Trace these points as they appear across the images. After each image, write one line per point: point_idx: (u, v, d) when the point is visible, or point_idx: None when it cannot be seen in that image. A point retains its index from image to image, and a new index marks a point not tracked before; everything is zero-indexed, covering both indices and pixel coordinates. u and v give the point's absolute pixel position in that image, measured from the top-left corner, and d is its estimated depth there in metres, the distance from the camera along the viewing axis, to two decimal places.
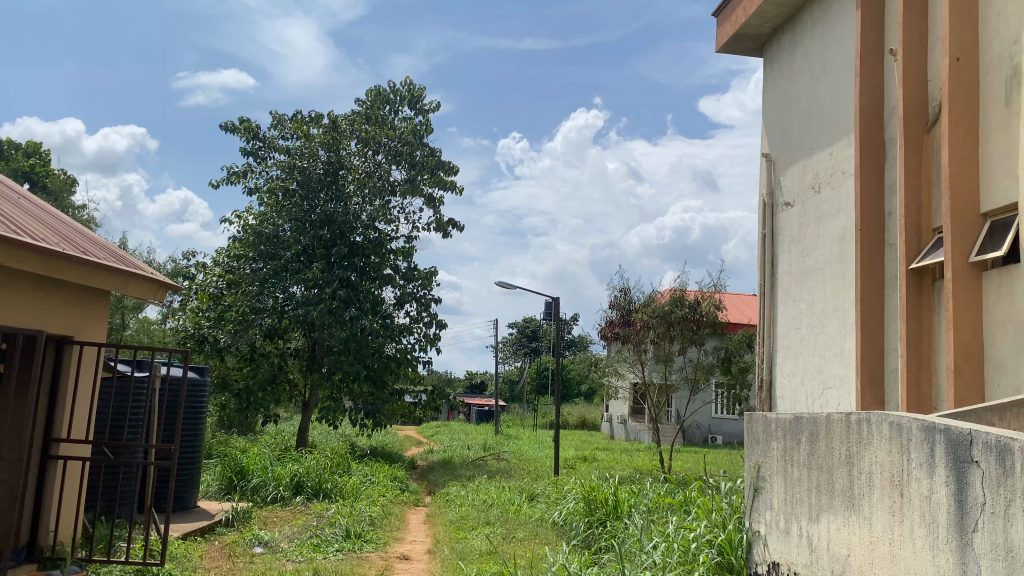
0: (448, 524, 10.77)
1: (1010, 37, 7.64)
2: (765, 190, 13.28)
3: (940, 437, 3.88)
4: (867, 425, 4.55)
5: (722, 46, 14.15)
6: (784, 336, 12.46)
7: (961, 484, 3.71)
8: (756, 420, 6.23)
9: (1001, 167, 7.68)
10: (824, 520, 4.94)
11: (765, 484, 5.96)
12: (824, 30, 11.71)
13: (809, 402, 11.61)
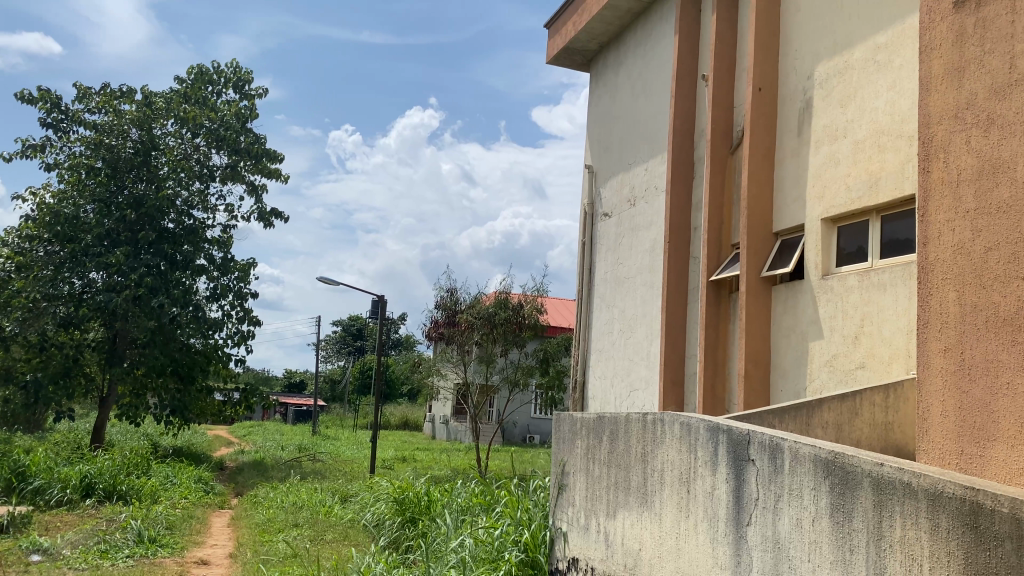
0: (254, 526, 10.39)
1: (804, 73, 8.38)
2: (586, 200, 13.79)
3: (722, 438, 4.17)
4: (661, 425, 4.80)
5: (552, 57, 14.55)
6: (598, 341, 12.98)
7: (738, 481, 4.01)
8: (564, 419, 6.42)
9: (792, 190, 8.38)
10: (621, 516, 5.17)
11: (568, 481, 6.17)
12: (646, 51, 12.33)
13: (617, 404, 12.15)
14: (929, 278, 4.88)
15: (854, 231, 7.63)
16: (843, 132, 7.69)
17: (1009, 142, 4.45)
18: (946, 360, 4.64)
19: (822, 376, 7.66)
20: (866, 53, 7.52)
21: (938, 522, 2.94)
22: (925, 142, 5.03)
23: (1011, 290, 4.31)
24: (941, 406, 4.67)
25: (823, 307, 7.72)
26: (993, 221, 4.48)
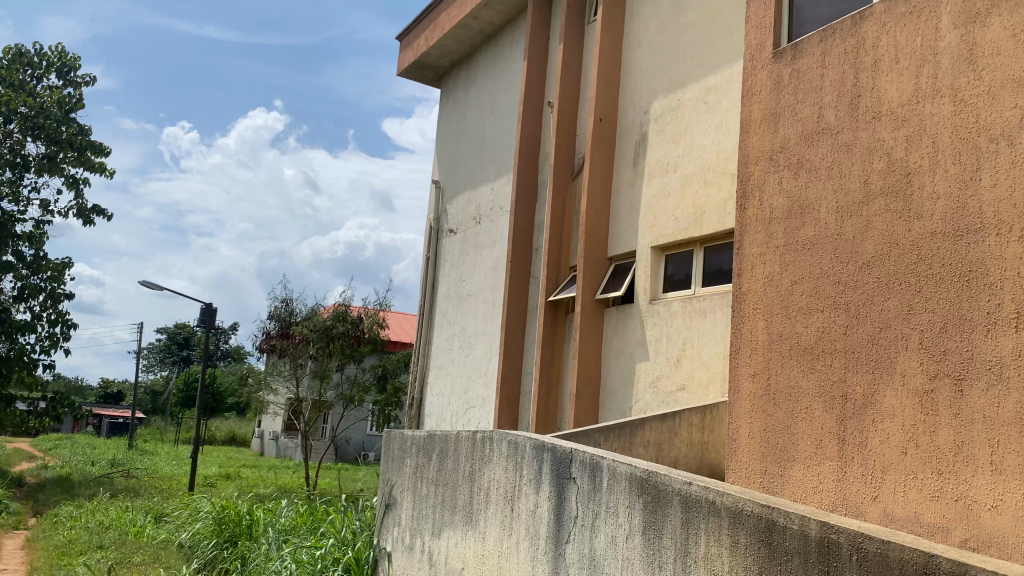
0: (52, 548, 9.55)
1: (641, 108, 8.78)
2: (431, 215, 13.78)
3: (547, 456, 4.24)
4: (489, 443, 4.83)
5: (402, 70, 14.50)
6: (436, 357, 12.96)
7: (560, 498, 4.09)
8: (394, 436, 6.35)
9: (626, 218, 8.74)
10: (446, 535, 5.15)
11: (395, 500, 6.09)
12: (496, 73, 12.53)
13: (453, 421, 12.16)
14: (742, 307, 5.20)
15: (680, 259, 8.04)
16: (675, 166, 8.09)
17: (814, 185, 4.85)
18: (754, 385, 4.98)
19: (646, 397, 7.99)
20: (697, 93, 7.98)
21: (738, 539, 3.12)
22: (743, 180, 5.38)
23: (812, 321, 4.69)
24: (748, 428, 4.98)
25: (650, 331, 8.07)
26: (799, 257, 4.86)
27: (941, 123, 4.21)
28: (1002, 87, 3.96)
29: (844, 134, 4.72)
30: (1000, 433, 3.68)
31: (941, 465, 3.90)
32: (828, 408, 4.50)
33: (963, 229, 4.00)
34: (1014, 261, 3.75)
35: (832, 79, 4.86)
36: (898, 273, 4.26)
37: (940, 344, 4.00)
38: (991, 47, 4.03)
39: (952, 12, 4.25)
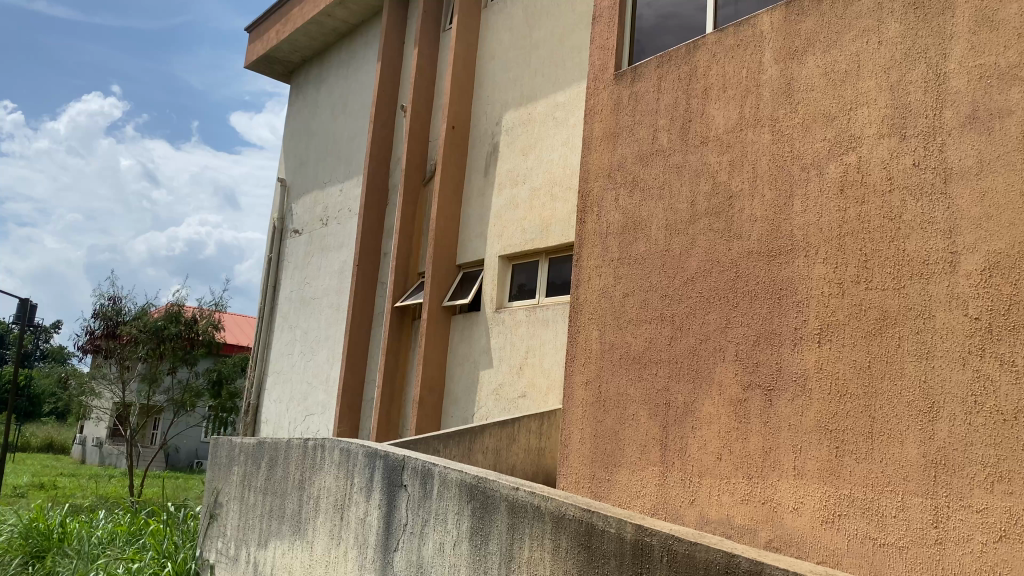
0: None
1: (493, 118, 8.90)
2: (276, 215, 13.36)
3: (379, 463, 4.20)
4: (320, 450, 4.72)
5: (250, 63, 13.99)
6: (276, 361, 12.55)
7: (390, 506, 4.05)
8: (221, 443, 6.09)
9: (475, 227, 8.83)
10: (272, 545, 4.98)
11: (220, 510, 5.84)
12: (349, 73, 12.34)
13: (291, 427, 11.81)
14: (577, 318, 5.36)
15: (525, 269, 8.20)
16: (523, 177, 8.24)
17: (648, 203, 5.07)
18: (586, 393, 5.13)
19: (488, 404, 8.07)
20: (546, 108, 8.17)
21: (559, 543, 3.20)
22: (583, 195, 5.55)
23: (641, 332, 4.89)
24: (580, 434, 5.13)
25: (493, 339, 8.17)
26: (630, 270, 5.06)
27: (760, 151, 4.52)
28: (814, 120, 4.30)
29: (676, 156, 4.97)
30: (802, 440, 4.00)
31: (751, 469, 4.18)
32: (653, 415, 4.71)
33: (776, 250, 4.32)
34: (820, 281, 4.09)
35: (666, 103, 5.11)
36: (718, 288, 4.53)
37: (754, 356, 4.29)
38: (806, 83, 4.37)
39: (773, 47, 4.57)
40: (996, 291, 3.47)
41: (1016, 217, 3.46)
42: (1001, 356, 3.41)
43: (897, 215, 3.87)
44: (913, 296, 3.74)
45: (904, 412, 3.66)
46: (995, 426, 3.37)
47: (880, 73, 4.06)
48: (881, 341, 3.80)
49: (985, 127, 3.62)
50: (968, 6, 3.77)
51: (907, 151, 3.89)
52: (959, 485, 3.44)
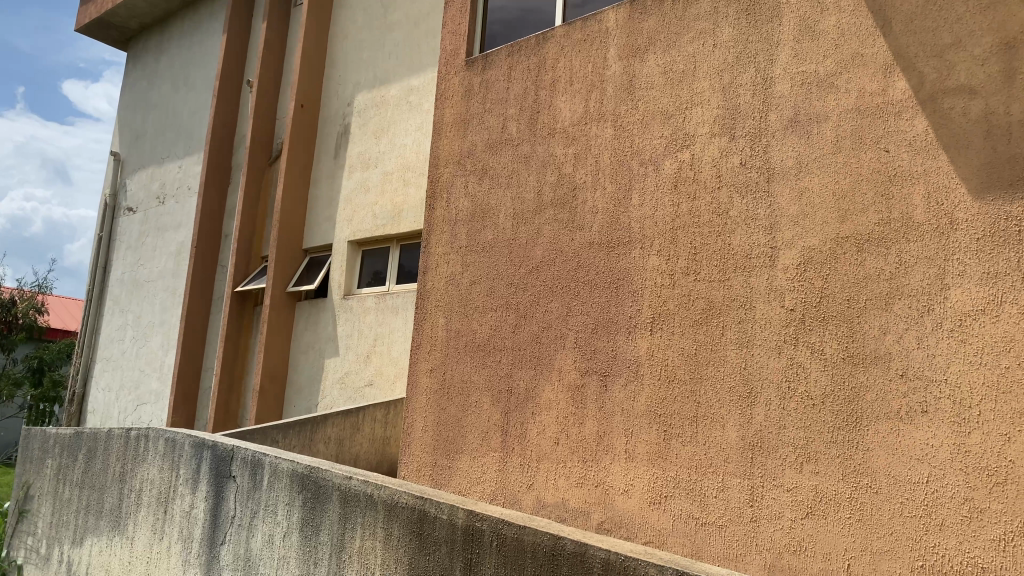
0: None
1: (345, 99, 8.70)
2: (108, 191, 12.51)
3: (206, 454, 4.00)
4: (144, 440, 4.45)
5: (82, 26, 13.00)
6: (106, 348, 11.79)
7: (217, 498, 3.88)
8: (33, 434, 5.63)
9: (324, 211, 8.61)
10: (88, 542, 4.67)
11: (30, 507, 5.42)
12: (193, 44, 11.71)
13: (121, 418, 11.13)
14: (424, 305, 5.31)
15: (375, 256, 8.08)
16: (374, 161, 8.10)
17: (496, 191, 5.09)
18: (430, 380, 5.11)
19: (333, 392, 7.91)
20: (400, 92, 8.06)
21: (391, 531, 3.16)
22: (433, 181, 5.51)
23: (486, 319, 4.91)
24: (422, 422, 5.10)
25: (340, 326, 8.00)
26: (477, 258, 5.07)
27: (603, 144, 4.63)
28: (653, 117, 4.44)
29: (524, 146, 5.01)
30: (634, 424, 4.14)
31: (585, 453, 4.29)
32: (494, 402, 4.75)
33: (615, 242, 4.44)
34: (654, 272, 4.25)
35: (515, 92, 5.14)
36: (561, 278, 4.61)
37: (592, 343, 4.40)
38: (647, 81, 4.51)
39: (618, 44, 4.68)
40: (809, 284, 3.72)
41: (828, 216, 3.72)
42: (812, 344, 3.66)
43: (724, 210, 4.07)
44: (736, 288, 3.95)
45: (726, 397, 3.87)
46: (805, 409, 3.62)
47: (713, 75, 4.24)
48: (707, 330, 4.00)
49: (805, 130, 3.87)
50: (793, 16, 4.01)
51: (735, 150, 4.09)
52: (772, 465, 3.67)
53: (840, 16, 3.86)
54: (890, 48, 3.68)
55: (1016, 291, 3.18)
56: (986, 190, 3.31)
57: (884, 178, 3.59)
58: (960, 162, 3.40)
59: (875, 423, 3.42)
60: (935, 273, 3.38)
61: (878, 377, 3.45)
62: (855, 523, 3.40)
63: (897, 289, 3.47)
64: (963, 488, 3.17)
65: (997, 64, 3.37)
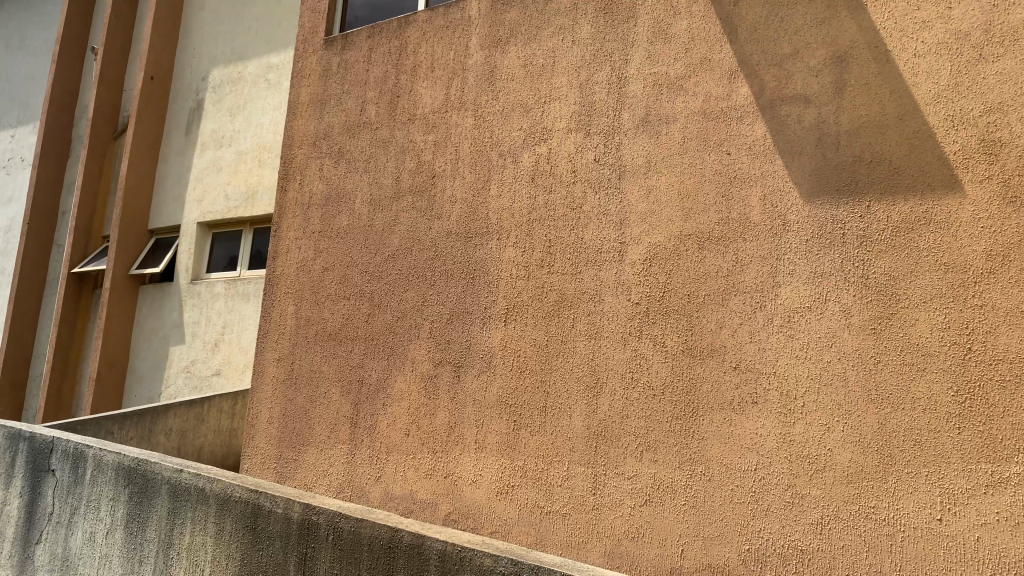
0: None
1: (199, 74, 8.30)
2: None
3: (23, 445, 3.73)
4: None
5: None
6: None
7: (33, 494, 3.62)
8: None
9: (173, 190, 8.19)
10: None
11: None
12: (30, 3, 10.84)
13: None
14: (273, 291, 5.13)
15: (228, 239, 7.76)
16: (228, 140, 7.76)
17: (352, 176, 4.97)
18: (278, 369, 4.95)
19: (178, 382, 7.55)
20: (257, 69, 7.75)
21: (223, 526, 3.02)
22: (286, 162, 5.32)
23: (338, 308, 4.79)
24: (268, 413, 4.93)
25: (187, 312, 7.63)
26: (331, 244, 4.94)
27: (463, 133, 4.59)
28: (512, 109, 4.45)
29: (383, 131, 4.92)
30: (484, 415, 4.14)
31: (435, 444, 4.26)
32: (344, 392, 4.64)
33: (472, 232, 4.42)
34: (509, 264, 4.26)
35: (375, 75, 5.04)
36: (416, 267, 4.56)
37: (445, 334, 4.37)
38: (507, 73, 4.51)
39: (479, 33, 4.66)
40: (654, 279, 3.83)
41: (673, 214, 3.85)
42: (654, 337, 3.78)
43: (578, 205, 4.13)
44: (586, 281, 4.02)
45: (573, 387, 3.94)
46: (646, 400, 3.74)
47: (571, 70, 4.29)
48: (558, 322, 4.05)
49: (655, 130, 3.98)
50: (648, 18, 4.11)
51: (589, 146, 4.16)
52: (615, 454, 3.76)
53: (692, 21, 3.98)
54: (735, 54, 3.83)
55: (839, 289, 3.39)
56: (816, 194, 3.52)
57: (726, 180, 3.74)
58: (793, 167, 3.59)
59: (710, 413, 3.57)
60: (767, 271, 3.56)
61: (714, 369, 3.60)
62: (689, 510, 3.53)
63: (733, 286, 3.62)
64: (786, 475, 3.36)
65: (830, 77, 3.58)
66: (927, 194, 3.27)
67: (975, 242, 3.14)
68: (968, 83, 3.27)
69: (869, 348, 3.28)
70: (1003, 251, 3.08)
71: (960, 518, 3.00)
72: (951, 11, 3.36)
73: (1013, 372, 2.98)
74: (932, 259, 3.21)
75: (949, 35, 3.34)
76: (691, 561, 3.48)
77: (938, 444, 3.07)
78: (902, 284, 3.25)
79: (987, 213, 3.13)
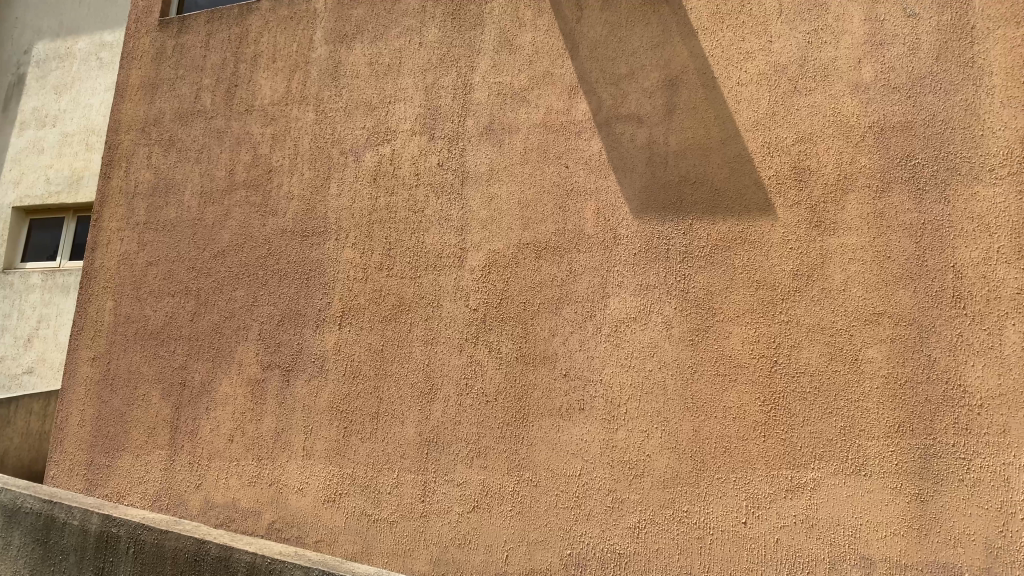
0: None
1: (21, 46, 7.66)
2: None
3: None
4: None
5: None
6: None
7: None
8: None
9: None
10: None
11: None
12: None
13: None
14: (91, 285, 4.80)
15: (48, 227, 7.20)
16: (52, 119, 7.20)
17: (183, 165, 4.72)
18: (92, 369, 4.62)
19: None
20: (88, 46, 7.23)
21: (13, 540, 2.95)
22: (111, 148, 4.99)
23: (161, 305, 4.53)
24: (79, 415, 4.60)
25: None
26: (156, 237, 4.67)
27: (303, 129, 4.46)
28: (355, 107, 4.36)
29: (217, 120, 4.70)
30: (314, 421, 4.03)
31: (260, 451, 4.10)
32: (164, 395, 4.39)
33: (309, 231, 4.30)
34: (346, 265, 4.17)
35: (213, 62, 4.81)
36: (248, 265, 4.38)
37: (275, 336, 4.23)
38: (351, 69, 4.42)
39: (325, 27, 4.54)
40: (492, 286, 3.85)
41: (512, 222, 3.88)
42: (490, 343, 3.80)
43: (419, 208, 4.09)
44: (425, 286, 3.99)
45: (406, 393, 3.90)
46: (478, 406, 3.75)
47: (417, 72, 4.26)
48: (394, 326, 4.00)
49: (498, 138, 4.01)
50: (494, 27, 4.15)
51: (433, 150, 4.14)
52: (445, 461, 3.75)
53: (536, 34, 4.05)
54: (576, 70, 3.93)
55: (661, 301, 3.53)
56: (646, 211, 3.65)
57: (562, 192, 3.82)
58: (625, 183, 3.71)
59: (539, 419, 3.63)
60: (598, 283, 3.65)
61: (545, 376, 3.66)
62: (515, 516, 3.57)
63: (567, 295, 3.70)
64: (608, 480, 3.45)
65: (661, 98, 3.74)
66: (744, 216, 3.46)
67: (784, 262, 3.35)
68: (784, 113, 3.50)
69: (687, 359, 3.43)
70: (809, 271, 3.31)
71: (762, 521, 3.18)
72: (771, 45, 3.58)
73: (812, 384, 3.21)
74: (746, 276, 3.40)
75: (769, 67, 3.56)
76: (515, 566, 3.52)
77: (746, 451, 3.26)
78: (719, 299, 3.43)
79: (796, 236, 3.36)
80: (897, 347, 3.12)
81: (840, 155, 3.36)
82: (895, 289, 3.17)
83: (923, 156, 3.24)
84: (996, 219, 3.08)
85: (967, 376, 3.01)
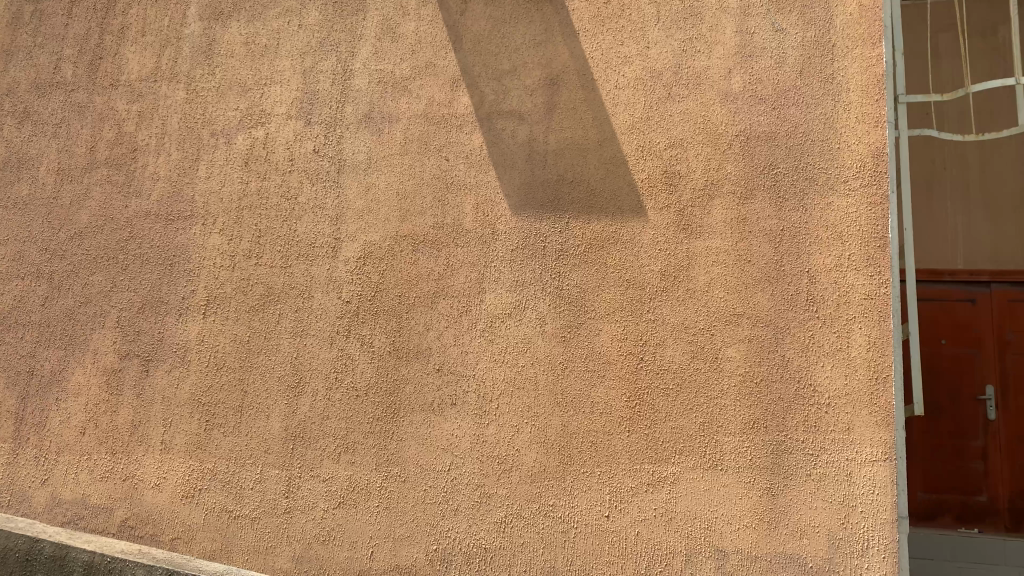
0: None
1: None
2: None
3: None
4: None
5: None
6: None
7: None
8: None
9: None
10: None
11: None
12: None
13: None
14: None
15: None
16: None
17: (38, 140, 4.42)
18: None
19: None
20: None
21: None
22: None
23: (9, 288, 4.24)
24: None
25: None
26: (5, 215, 4.36)
27: (173, 107, 4.26)
28: (229, 88, 4.19)
29: (79, 93, 4.43)
30: (174, 413, 3.86)
31: (114, 444, 3.88)
32: (9, 384, 4.10)
33: (175, 215, 4.11)
34: (214, 252, 4.01)
35: (75, 31, 4.53)
36: (107, 248, 4.16)
37: (135, 324, 4.02)
38: (226, 48, 4.25)
39: (199, 3, 4.36)
40: (366, 278, 3.78)
41: (389, 214, 3.83)
42: (362, 336, 3.73)
43: (293, 195, 3.97)
44: (296, 275, 3.88)
45: (273, 386, 3.78)
46: (348, 400, 3.68)
47: (295, 55, 4.14)
48: (262, 316, 3.87)
49: (377, 127, 3.94)
50: (377, 14, 4.08)
51: (309, 136, 4.03)
52: (311, 456, 3.66)
53: (419, 24, 4.01)
54: (458, 63, 3.91)
55: (535, 298, 3.56)
56: (523, 208, 3.67)
57: (442, 185, 3.79)
58: (504, 180, 3.72)
59: (410, 414, 3.59)
60: (474, 278, 3.65)
61: (417, 370, 3.62)
62: (382, 512, 3.52)
63: (442, 289, 3.67)
64: (476, 475, 3.45)
65: (542, 96, 3.76)
66: (617, 216, 3.53)
67: (653, 262, 3.44)
68: (658, 118, 3.58)
69: (558, 355, 3.47)
70: (675, 272, 3.41)
71: (624, 515, 3.26)
72: (648, 50, 3.66)
73: (675, 382, 3.31)
74: (617, 276, 3.47)
75: (645, 72, 3.65)
76: (381, 562, 3.47)
77: (610, 446, 3.33)
78: (590, 297, 3.48)
79: (665, 238, 3.45)
80: (754, 347, 3.26)
81: (708, 161, 3.48)
82: (754, 292, 3.31)
83: (785, 166, 3.39)
84: (848, 229, 3.26)
85: (817, 376, 3.17)
